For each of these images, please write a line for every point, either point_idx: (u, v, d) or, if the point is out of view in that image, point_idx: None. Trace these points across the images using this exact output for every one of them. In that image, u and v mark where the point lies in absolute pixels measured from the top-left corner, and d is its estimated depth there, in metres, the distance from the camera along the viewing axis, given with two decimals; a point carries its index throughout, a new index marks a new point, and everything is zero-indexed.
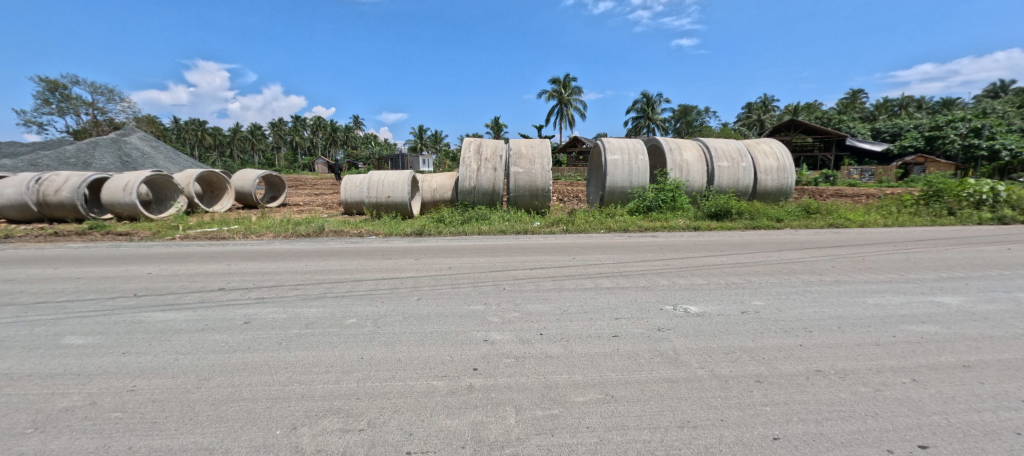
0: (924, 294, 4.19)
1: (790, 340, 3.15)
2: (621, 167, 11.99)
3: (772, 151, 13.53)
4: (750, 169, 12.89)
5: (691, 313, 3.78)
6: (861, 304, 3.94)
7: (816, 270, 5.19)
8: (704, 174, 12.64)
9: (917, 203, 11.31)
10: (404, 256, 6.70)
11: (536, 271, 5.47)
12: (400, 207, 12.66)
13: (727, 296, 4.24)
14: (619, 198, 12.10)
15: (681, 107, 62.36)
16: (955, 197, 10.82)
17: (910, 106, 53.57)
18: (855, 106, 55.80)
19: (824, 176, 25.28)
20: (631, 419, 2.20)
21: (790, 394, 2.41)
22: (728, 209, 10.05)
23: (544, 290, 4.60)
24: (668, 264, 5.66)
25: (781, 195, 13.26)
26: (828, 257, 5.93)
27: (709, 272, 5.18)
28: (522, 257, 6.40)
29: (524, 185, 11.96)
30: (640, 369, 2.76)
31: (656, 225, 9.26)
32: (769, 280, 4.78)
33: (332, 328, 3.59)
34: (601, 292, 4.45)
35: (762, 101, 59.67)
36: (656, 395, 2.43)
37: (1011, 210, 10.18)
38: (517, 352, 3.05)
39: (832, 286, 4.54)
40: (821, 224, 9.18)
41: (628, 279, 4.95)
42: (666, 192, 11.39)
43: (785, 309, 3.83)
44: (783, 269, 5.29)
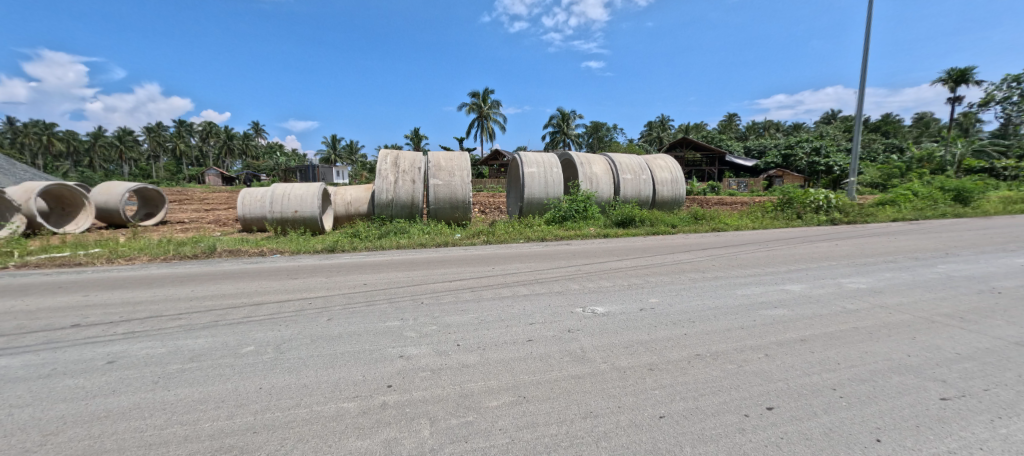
0: (777, 284, 5.08)
1: (677, 330, 3.61)
2: (537, 180, 12.58)
3: (667, 165, 15.24)
4: (650, 181, 14.38)
5: (597, 313, 4.11)
6: (731, 295, 4.65)
7: (699, 269, 5.99)
8: (611, 186, 13.78)
9: (776, 209, 13.63)
10: (313, 275, 6.23)
11: (455, 283, 5.49)
12: (309, 222, 11.73)
13: (628, 296, 4.68)
14: (536, 209, 12.63)
15: (593, 124, 67.58)
16: (801, 204, 13.15)
17: (772, 129, 64.54)
18: (731, 128, 65.35)
19: (710, 187, 29.25)
20: (541, 416, 2.34)
21: (676, 377, 2.77)
22: (632, 217, 11.11)
23: (462, 301, 4.63)
24: (580, 270, 6.09)
25: (674, 204, 14.98)
26: (709, 257, 6.89)
27: (614, 275, 5.68)
28: (441, 270, 6.36)
29: (444, 198, 11.88)
30: (551, 369, 2.94)
31: (570, 233, 9.87)
32: (663, 280, 5.40)
33: (225, 359, 3.23)
34: (517, 300, 4.63)
35: (661, 120, 67.30)
36: (564, 391, 2.62)
37: (839, 213, 12.76)
38: (434, 365, 3.05)
39: (712, 281, 5.28)
40: (706, 228, 10.60)
41: (543, 286, 5.22)
42: (579, 202, 12.09)
43: (674, 303, 4.37)
44: (674, 269, 6.01)
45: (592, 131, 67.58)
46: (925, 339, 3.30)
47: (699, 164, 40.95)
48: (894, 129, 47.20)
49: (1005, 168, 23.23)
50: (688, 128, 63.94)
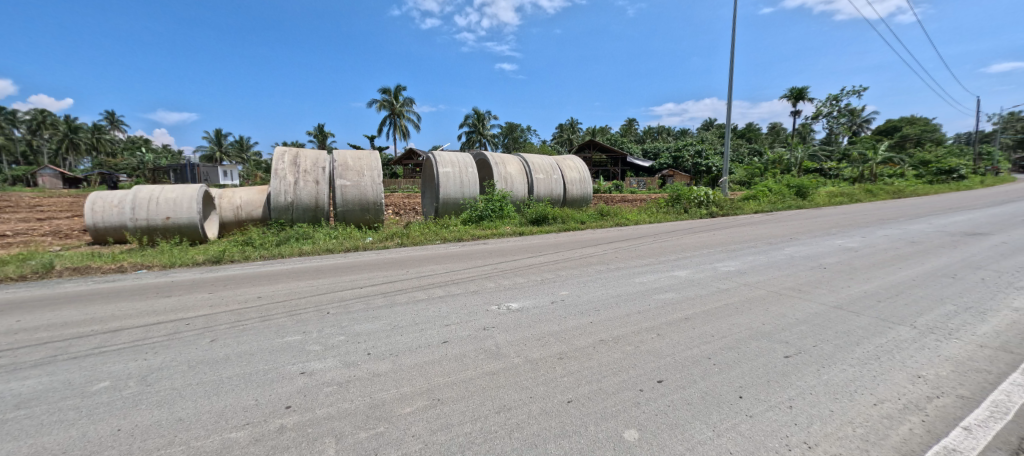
0: (668, 271, 5.74)
1: (584, 319, 3.88)
2: (452, 180, 12.48)
3: (575, 166, 16.23)
4: (560, 181, 15.18)
5: (512, 309, 4.23)
6: (631, 283, 5.13)
7: (604, 261, 6.50)
8: (525, 185, 14.24)
9: (668, 204, 15.36)
10: (193, 290, 5.39)
11: (366, 289, 5.19)
12: (187, 230, 10.10)
13: (541, 290, 4.90)
14: (453, 209, 12.53)
15: (508, 125, 69.09)
16: (687, 200, 14.97)
17: (664, 134, 72.60)
18: (631, 132, 71.99)
19: (615, 185, 31.90)
20: (456, 417, 2.34)
21: (582, 363, 2.97)
22: (545, 215, 11.61)
23: (374, 308, 4.40)
24: (496, 268, 6.19)
25: (583, 202, 16.03)
26: (613, 249, 7.52)
27: (529, 271, 5.89)
28: (351, 276, 5.97)
29: (352, 199, 11.14)
30: (466, 368, 2.95)
31: (487, 232, 9.97)
32: (572, 273, 5.75)
33: (68, 401, 2.64)
34: (433, 302, 4.55)
35: (570, 123, 71.41)
36: (479, 389, 2.65)
37: (716, 207, 14.84)
38: (341, 378, 2.85)
39: (615, 271, 5.77)
40: (611, 223, 11.54)
41: (460, 286, 5.20)
42: (494, 201, 12.25)
43: (582, 294, 4.68)
44: (582, 262, 6.44)
45: (507, 131, 69.03)
46: (775, 309, 4.01)
47: (605, 165, 44.39)
48: (755, 136, 56.37)
49: (829, 169, 29.21)
50: (595, 131, 68.92)
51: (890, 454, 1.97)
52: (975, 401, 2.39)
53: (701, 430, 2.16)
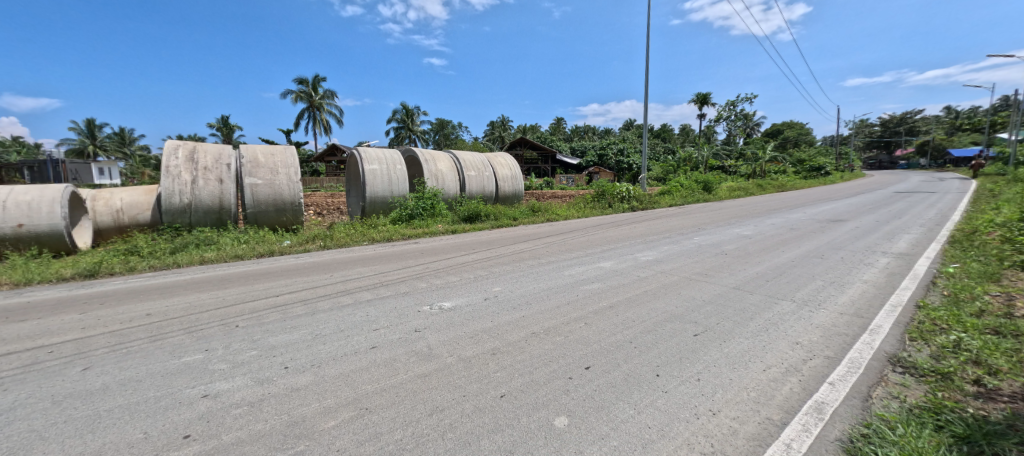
0: (594, 262, 6.06)
1: (516, 313, 3.95)
2: (379, 177, 11.93)
3: (506, 163, 16.43)
4: (492, 178, 15.26)
5: (444, 308, 4.16)
6: (561, 275, 5.34)
7: (536, 256, 6.68)
8: (457, 182, 14.08)
9: (594, 199, 16.20)
10: (57, 311, 4.50)
11: (284, 297, 4.76)
12: (49, 239, 8.40)
13: (474, 288, 4.89)
14: (381, 208, 11.97)
15: (438, 121, 67.73)
16: (611, 195, 15.92)
17: (590, 133, 76.43)
18: (560, 130, 74.69)
19: (545, 182, 32.90)
20: (385, 424, 2.24)
21: (515, 357, 3.02)
22: (477, 212, 11.58)
23: (292, 317, 4.05)
24: (428, 267, 6.05)
25: (515, 199, 16.28)
26: (544, 244, 7.76)
27: (461, 270, 5.85)
28: (265, 284, 5.43)
29: (265, 199, 10.13)
30: (396, 373, 2.84)
31: (418, 231, 9.70)
32: (505, 269, 5.82)
33: None
34: (360, 307, 4.31)
35: (502, 120, 72.04)
36: (410, 393, 2.56)
37: (636, 202, 15.98)
38: (253, 397, 2.58)
39: (546, 265, 5.96)
40: (542, 219, 11.87)
41: (389, 288, 5.00)
42: (425, 199, 11.91)
43: (514, 289, 4.76)
44: (515, 258, 6.55)
45: (438, 128, 67.61)
46: (685, 293, 4.44)
47: (536, 162, 45.53)
48: (668, 136, 61.71)
49: (729, 166, 33.00)
50: (526, 129, 70.37)
51: (776, 412, 2.29)
52: (837, 360, 2.87)
53: (624, 410, 2.32)
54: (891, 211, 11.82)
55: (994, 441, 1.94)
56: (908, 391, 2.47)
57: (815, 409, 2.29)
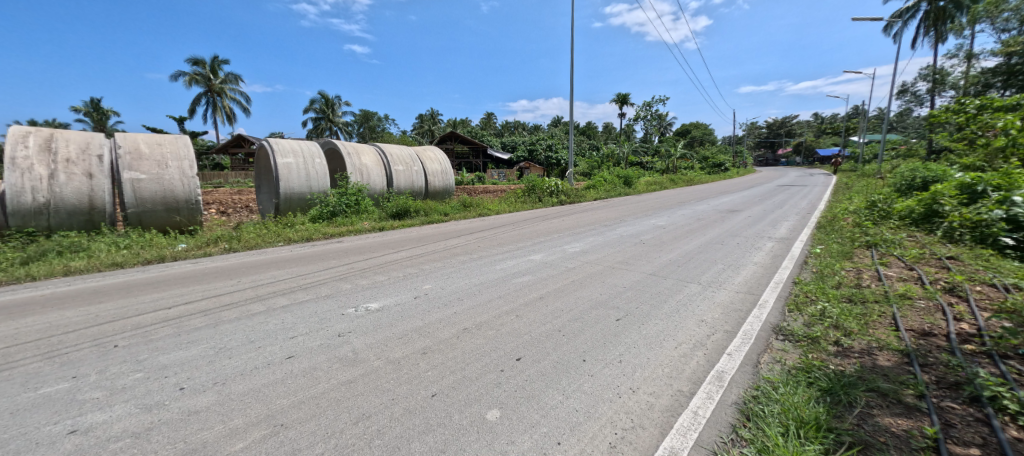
0: (525, 256, 6.19)
1: (448, 310, 3.89)
2: (295, 172, 10.96)
3: (436, 157, 16.07)
4: (421, 173, 14.82)
5: (371, 310, 3.96)
6: (493, 270, 5.37)
7: (468, 251, 6.64)
8: (383, 177, 13.43)
9: (525, 194, 16.50)
10: None
11: (179, 309, 4.15)
12: None
13: (404, 286, 4.71)
14: (298, 205, 11.01)
15: (362, 112, 63.95)
16: (541, 190, 16.35)
17: (520, 128, 77.65)
18: (491, 125, 74.82)
19: (477, 177, 32.78)
20: (305, 439, 2.08)
21: (446, 354, 2.98)
22: (406, 208, 11.17)
23: (190, 331, 3.55)
24: (353, 267, 5.70)
25: (445, 194, 16.00)
26: (476, 239, 7.74)
27: (390, 268, 5.60)
28: (153, 294, 4.68)
29: (152, 197, 8.75)
30: (318, 382, 2.64)
31: (342, 229, 9.08)
32: (436, 265, 5.69)
33: None
34: (274, 314, 3.93)
35: (431, 114, 70.09)
36: (332, 402, 2.40)
37: (565, 196, 16.60)
38: (140, 426, 2.22)
39: (478, 260, 5.94)
40: (473, 214, 11.82)
41: (309, 291, 4.61)
42: (349, 195, 11.18)
43: (446, 286, 4.68)
44: (446, 254, 6.44)
45: (363, 119, 63.72)
46: (609, 281, 4.73)
47: (467, 157, 45.10)
48: (593, 133, 65.00)
49: (646, 162, 35.72)
50: (456, 123, 69.35)
51: (685, 383, 2.54)
52: (733, 333, 3.26)
53: (553, 396, 2.41)
54: (776, 202, 13.70)
55: (849, 391, 2.36)
56: (787, 355, 2.90)
57: (717, 378, 2.59)
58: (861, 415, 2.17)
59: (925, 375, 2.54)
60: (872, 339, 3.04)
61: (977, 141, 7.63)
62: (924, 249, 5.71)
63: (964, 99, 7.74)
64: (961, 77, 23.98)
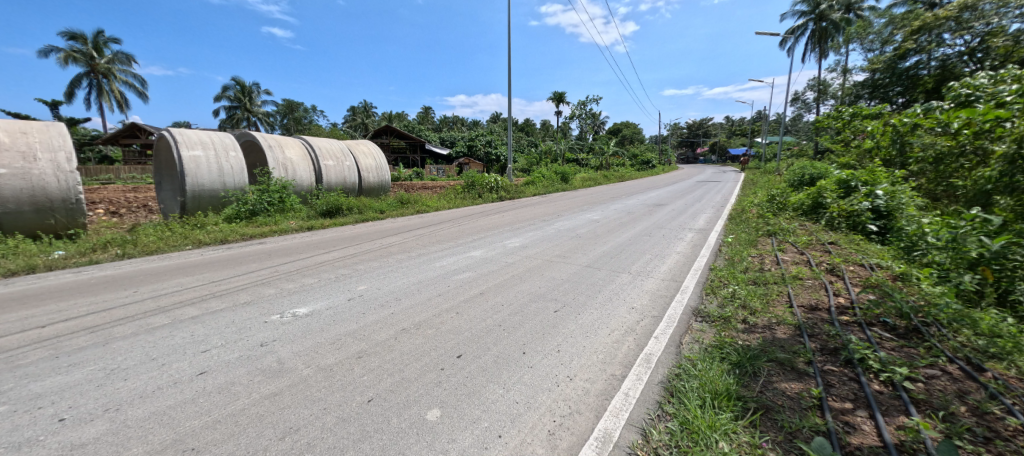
0: (466, 252, 6.15)
1: (385, 311, 3.74)
2: (205, 166, 9.82)
3: (369, 152, 15.33)
4: (353, 168, 14.05)
5: (299, 316, 3.68)
6: (432, 267, 5.26)
7: (405, 249, 6.43)
8: (311, 172, 12.51)
9: (464, 190, 16.35)
10: None
11: (56, 327, 3.52)
12: None
13: (336, 289, 4.44)
14: (210, 204, 9.87)
15: (286, 103, 58.92)
16: (480, 186, 16.32)
17: (459, 124, 76.69)
18: (428, 120, 72.99)
19: (415, 173, 31.86)
20: None
21: (383, 357, 2.87)
22: (338, 206, 10.52)
23: (70, 353, 3.02)
24: (277, 271, 5.25)
25: (381, 190, 15.34)
26: (414, 237, 7.53)
27: (320, 270, 5.25)
28: (18, 312, 3.91)
29: (16, 196, 7.30)
30: (238, 397, 2.41)
31: (264, 229, 8.32)
32: (372, 265, 5.44)
33: None
34: (182, 326, 3.49)
35: (364, 106, 66.68)
36: (255, 418, 2.20)
37: (504, 192, 16.74)
38: None
39: (416, 258, 5.79)
40: (412, 211, 11.47)
41: (225, 299, 4.17)
42: (271, 192, 10.25)
43: (382, 286, 4.50)
44: (382, 253, 6.18)
45: (286, 109, 58.65)
46: (547, 274, 4.86)
47: (404, 152, 43.55)
48: (531, 130, 66.20)
49: (582, 159, 37.16)
50: (391, 117, 66.59)
51: (618, 367, 2.71)
52: (659, 318, 3.53)
53: (494, 390, 2.42)
54: (695, 196, 15.03)
55: (754, 362, 2.67)
56: (704, 334, 3.21)
57: (645, 360, 2.79)
58: (763, 383, 2.47)
59: (812, 343, 2.96)
60: (772, 316, 3.47)
61: (851, 143, 9.00)
62: (812, 236, 6.62)
63: (841, 107, 9.07)
64: (839, 89, 28.07)
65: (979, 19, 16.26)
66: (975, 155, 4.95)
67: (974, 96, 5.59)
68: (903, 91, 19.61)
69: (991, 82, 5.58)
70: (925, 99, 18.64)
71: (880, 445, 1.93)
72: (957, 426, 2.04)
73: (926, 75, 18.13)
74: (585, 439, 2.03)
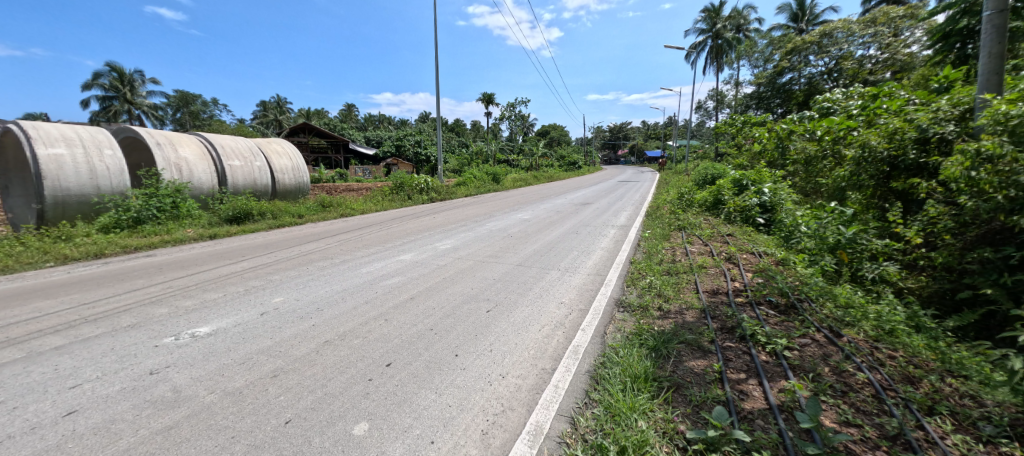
0: (395, 256, 5.92)
1: (304, 324, 3.47)
2: (71, 167, 8.26)
3: (283, 151, 14.08)
4: (265, 169, 12.78)
5: (200, 336, 3.26)
6: (358, 274, 4.98)
7: (328, 256, 6.01)
8: (212, 174, 11.13)
9: (393, 192, 15.72)
10: None
11: None
12: None
13: (246, 303, 4.01)
14: (79, 212, 8.32)
15: (180, 94, 51.72)
16: (410, 187, 15.81)
17: (386, 123, 73.52)
18: (352, 118, 68.90)
19: (338, 174, 29.88)
20: None
21: (304, 373, 2.66)
22: (247, 211, 9.49)
23: None
24: (171, 287, 4.58)
25: (298, 193, 14.15)
26: (338, 242, 7.07)
27: (226, 283, 4.70)
28: None
29: None
30: (121, 437, 2.07)
31: (154, 240, 7.22)
32: (289, 275, 5.00)
33: None
34: (41, 359, 2.90)
35: (276, 101, 60.94)
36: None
37: (435, 193, 16.40)
38: None
39: (341, 265, 5.44)
40: (334, 215, 10.75)
41: (101, 323, 3.54)
42: (161, 196, 8.92)
43: (301, 297, 4.16)
44: (302, 261, 5.71)
45: (180, 102, 51.40)
46: (480, 275, 4.87)
47: (325, 152, 40.64)
48: (461, 130, 65.70)
49: (513, 160, 37.74)
50: (309, 113, 61.70)
51: (548, 361, 2.81)
52: (586, 311, 3.72)
53: (426, 396, 2.37)
54: (617, 195, 16.08)
55: (667, 345, 2.94)
56: (625, 323, 3.46)
57: (573, 352, 2.93)
58: (675, 363, 2.73)
59: (714, 324, 3.34)
60: (682, 302, 3.84)
61: (743, 147, 10.29)
62: (715, 229, 7.44)
63: (734, 116, 10.34)
64: (733, 99, 31.93)
65: (834, 45, 19.56)
66: (832, 158, 5.95)
67: (831, 109, 6.73)
68: (781, 103, 22.89)
69: (842, 98, 6.76)
70: (798, 110, 21.98)
71: (767, 407, 2.24)
72: (822, 385, 2.45)
73: (798, 89, 21.39)
74: (518, 434, 2.08)
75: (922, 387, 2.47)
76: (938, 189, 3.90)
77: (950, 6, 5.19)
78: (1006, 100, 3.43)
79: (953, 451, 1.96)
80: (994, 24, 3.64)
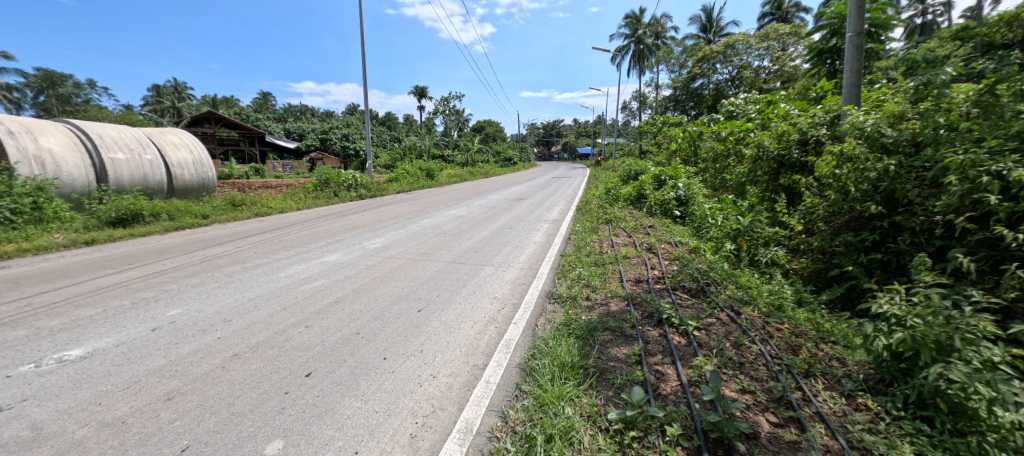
0: (318, 258, 5.50)
1: (209, 337, 3.10)
2: None
3: (181, 143, 12.43)
4: (159, 163, 11.20)
5: (70, 360, 2.76)
6: (274, 279, 4.56)
7: (239, 260, 5.42)
8: (90, 169, 9.50)
9: (318, 188, 14.64)
10: None
11: None
12: None
13: (135, 317, 3.48)
14: None
15: (43, 73, 43.27)
16: (336, 183, 14.85)
17: (309, 113, 68.21)
18: (268, 109, 62.89)
19: (253, 169, 27.13)
20: None
21: (207, 392, 2.37)
22: (136, 212, 8.23)
23: None
24: (31, 304, 3.81)
25: (203, 190, 12.62)
26: (252, 244, 6.42)
27: (107, 296, 4.02)
28: None
29: None
30: None
31: (6, 248, 5.95)
32: (191, 283, 4.43)
33: None
34: None
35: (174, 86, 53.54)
36: None
37: (365, 190, 15.56)
38: None
39: (254, 270, 4.93)
40: (248, 214, 9.72)
41: None
42: (16, 196, 7.39)
43: (205, 307, 3.71)
44: (206, 266, 5.09)
45: (42, 82, 43.06)
46: (412, 274, 4.72)
47: (237, 144, 36.67)
48: (393, 124, 63.03)
49: (448, 156, 37.07)
50: (217, 102, 55.17)
51: (480, 357, 2.80)
52: (518, 305, 3.78)
53: (351, 404, 2.25)
54: (551, 190, 16.54)
55: (594, 334, 3.10)
56: (555, 315, 3.57)
57: (505, 346, 2.96)
58: (600, 350, 2.89)
59: (636, 311, 3.58)
60: (608, 291, 4.07)
61: (663, 146, 11.12)
62: (638, 221, 7.98)
63: (654, 117, 11.15)
64: (654, 101, 34.41)
65: (736, 55, 21.86)
66: (734, 156, 6.66)
67: (734, 112, 7.53)
68: (694, 106, 25.13)
69: (743, 103, 7.59)
70: (708, 113, 24.31)
71: (678, 384, 2.46)
72: (724, 359, 2.74)
73: (707, 94, 23.62)
74: (448, 433, 2.05)
75: (801, 353, 2.88)
76: (813, 184, 4.56)
77: (823, 28, 6.06)
78: (861, 110, 4.09)
79: (823, 406, 2.30)
80: (855, 44, 4.32)
